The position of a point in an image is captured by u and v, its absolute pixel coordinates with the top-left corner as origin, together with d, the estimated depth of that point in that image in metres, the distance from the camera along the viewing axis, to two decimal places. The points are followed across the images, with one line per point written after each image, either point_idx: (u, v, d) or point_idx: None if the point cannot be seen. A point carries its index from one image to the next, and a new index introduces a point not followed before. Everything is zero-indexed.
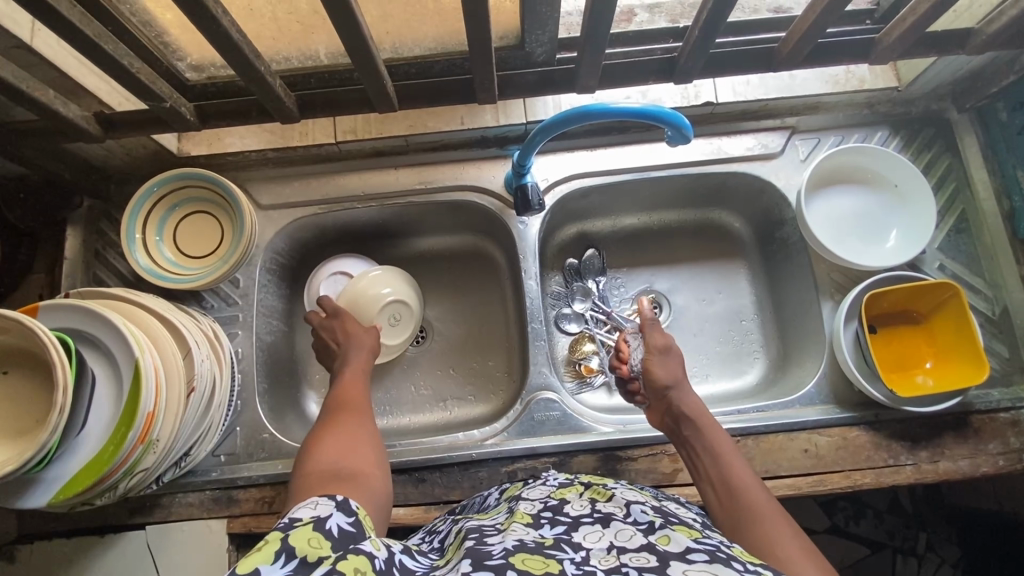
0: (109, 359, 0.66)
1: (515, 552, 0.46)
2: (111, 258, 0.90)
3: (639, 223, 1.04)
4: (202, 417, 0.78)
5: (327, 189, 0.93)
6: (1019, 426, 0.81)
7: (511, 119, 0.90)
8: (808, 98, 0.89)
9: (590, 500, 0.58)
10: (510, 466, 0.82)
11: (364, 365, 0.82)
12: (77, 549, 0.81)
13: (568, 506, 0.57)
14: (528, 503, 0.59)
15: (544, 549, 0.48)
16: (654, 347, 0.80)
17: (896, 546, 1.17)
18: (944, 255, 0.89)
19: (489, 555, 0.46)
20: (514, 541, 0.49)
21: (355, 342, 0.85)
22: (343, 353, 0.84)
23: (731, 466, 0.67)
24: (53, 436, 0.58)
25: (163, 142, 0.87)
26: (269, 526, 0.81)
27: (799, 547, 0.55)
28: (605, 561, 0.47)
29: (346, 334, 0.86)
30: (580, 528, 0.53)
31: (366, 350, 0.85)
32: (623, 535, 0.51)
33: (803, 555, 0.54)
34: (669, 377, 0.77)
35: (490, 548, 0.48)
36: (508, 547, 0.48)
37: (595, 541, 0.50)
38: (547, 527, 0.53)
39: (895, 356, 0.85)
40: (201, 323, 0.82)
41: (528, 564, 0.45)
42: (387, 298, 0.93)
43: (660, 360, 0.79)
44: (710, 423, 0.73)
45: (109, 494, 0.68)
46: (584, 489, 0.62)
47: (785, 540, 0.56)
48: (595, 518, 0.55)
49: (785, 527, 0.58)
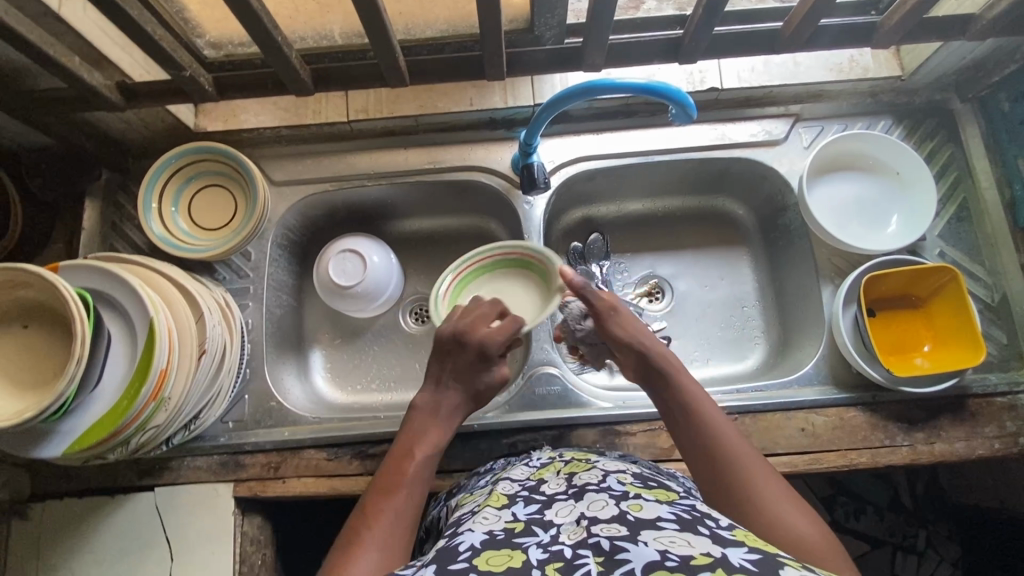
0: (125, 318, 0.69)
1: (481, 552, 0.47)
2: (128, 230, 0.92)
3: (643, 209, 1.06)
4: (211, 384, 0.79)
5: (339, 167, 0.95)
6: (1014, 411, 0.82)
7: (520, 100, 0.92)
8: (811, 85, 0.91)
9: (568, 476, 0.60)
10: (510, 439, 0.84)
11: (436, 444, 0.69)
12: (88, 508, 0.83)
13: (545, 485, 0.60)
14: (507, 483, 0.62)
15: (513, 539, 0.49)
16: (603, 308, 0.76)
17: (896, 542, 1.18)
18: (944, 243, 0.90)
19: (456, 554, 0.48)
20: (482, 534, 0.51)
21: (464, 380, 0.73)
22: (435, 401, 0.72)
23: (707, 418, 0.64)
24: (70, 385, 0.60)
25: (180, 116, 0.90)
26: (274, 490, 0.83)
27: (792, 508, 0.55)
28: (574, 534, 0.49)
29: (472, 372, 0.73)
30: (553, 505, 0.55)
31: (442, 424, 0.71)
32: (596, 505, 0.52)
33: (797, 519, 0.54)
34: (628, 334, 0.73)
35: (458, 546, 0.49)
36: (475, 545, 0.49)
37: (566, 515, 0.52)
38: (521, 505, 0.56)
39: (894, 339, 0.87)
40: (213, 293, 0.84)
41: (492, 563, 0.46)
42: (471, 248, 0.85)
43: (613, 321, 0.75)
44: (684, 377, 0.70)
45: (121, 449, 0.71)
46: (562, 467, 0.64)
47: (783, 514, 0.55)
48: (569, 493, 0.56)
49: (765, 484, 0.58)
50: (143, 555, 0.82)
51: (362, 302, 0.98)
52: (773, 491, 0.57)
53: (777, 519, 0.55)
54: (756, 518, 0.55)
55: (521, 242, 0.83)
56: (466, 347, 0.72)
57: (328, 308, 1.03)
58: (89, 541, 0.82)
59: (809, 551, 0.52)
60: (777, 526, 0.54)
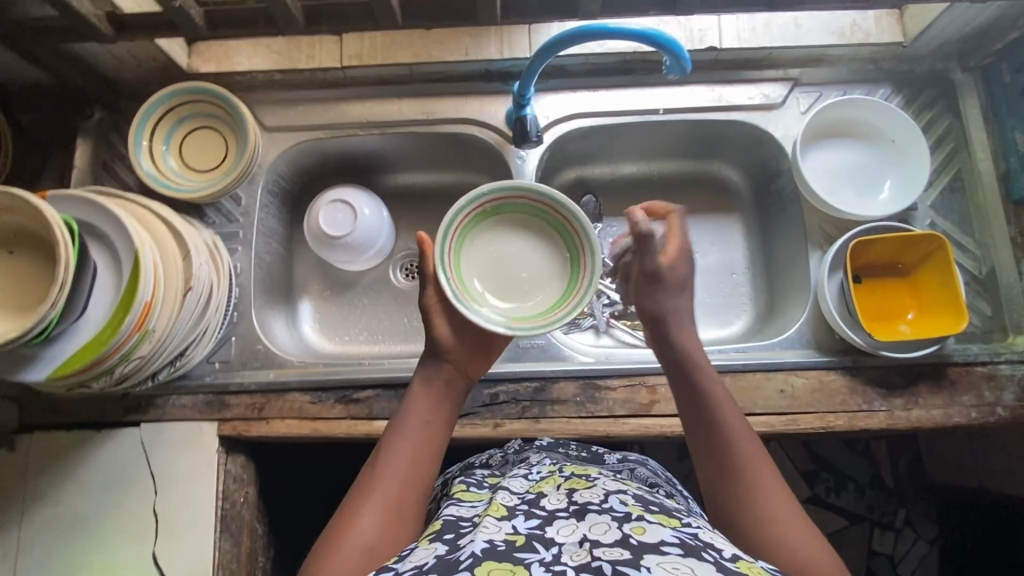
0: (112, 250, 0.69)
1: (482, 561, 0.48)
2: (119, 171, 0.92)
3: (638, 171, 1.05)
4: (197, 322, 0.80)
5: (332, 115, 0.95)
6: (994, 380, 0.83)
7: (516, 52, 0.91)
8: (812, 48, 0.90)
9: (568, 492, 0.61)
10: (492, 389, 0.84)
11: (427, 414, 0.68)
12: (74, 440, 0.85)
13: (544, 499, 0.60)
14: (505, 495, 0.62)
15: (514, 552, 0.50)
16: (651, 275, 0.70)
17: (875, 519, 1.19)
18: (935, 214, 0.90)
19: (457, 563, 0.49)
20: (484, 542, 0.51)
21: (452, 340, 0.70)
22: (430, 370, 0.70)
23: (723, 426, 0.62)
24: (54, 310, 0.61)
25: (173, 55, 0.88)
26: (258, 430, 0.84)
27: (803, 535, 0.56)
28: (576, 557, 0.49)
29: (446, 349, 0.70)
30: (554, 522, 0.55)
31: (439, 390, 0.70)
32: (598, 528, 0.53)
33: (808, 547, 0.55)
34: (671, 312, 0.70)
35: (459, 555, 0.50)
36: (477, 552, 0.50)
37: (568, 535, 0.53)
38: (521, 519, 0.56)
39: (878, 306, 0.87)
40: (201, 234, 0.85)
41: (494, 573, 0.47)
42: (453, 214, 0.66)
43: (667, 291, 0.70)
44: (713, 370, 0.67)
45: (105, 378, 0.72)
46: (561, 481, 0.64)
47: (793, 541, 0.55)
48: (570, 511, 0.57)
49: (779, 502, 0.58)
50: (128, 487, 0.83)
51: (352, 253, 0.98)
52: (782, 509, 0.57)
53: (786, 543, 0.55)
54: (771, 539, 0.56)
55: (514, 187, 0.68)
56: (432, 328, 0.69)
57: (318, 258, 1.03)
58: (75, 473, 0.84)
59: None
60: (790, 549, 0.55)
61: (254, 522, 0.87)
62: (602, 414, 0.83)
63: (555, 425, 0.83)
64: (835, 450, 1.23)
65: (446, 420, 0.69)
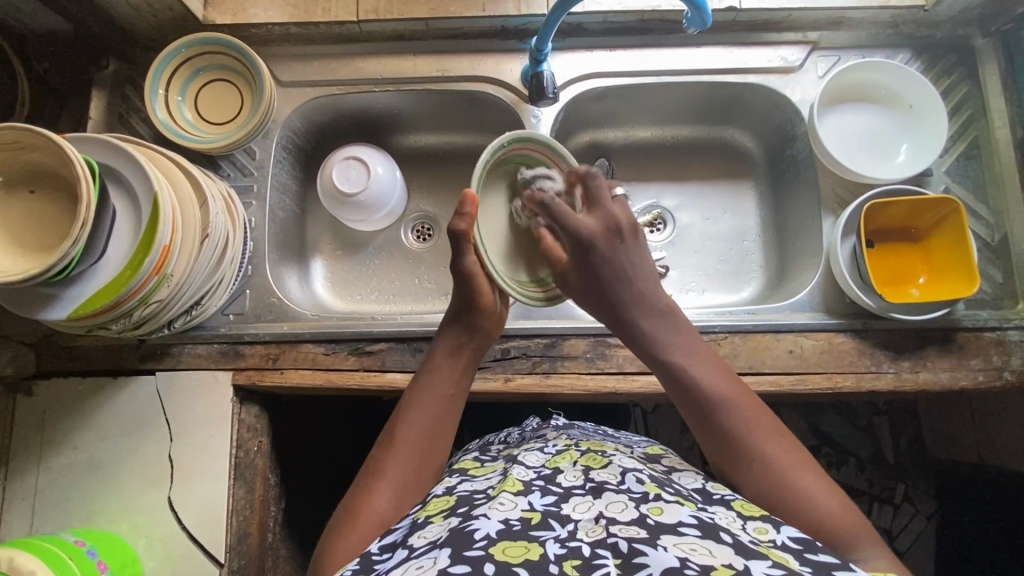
0: (129, 192, 0.69)
1: (497, 541, 0.49)
2: (134, 122, 0.92)
3: (651, 136, 1.05)
4: (214, 269, 0.81)
5: (347, 71, 0.94)
6: (1002, 346, 0.83)
7: (534, 9, 0.90)
8: (832, 10, 0.89)
9: (585, 470, 0.61)
10: (503, 344, 0.85)
11: (449, 386, 0.70)
12: (91, 388, 0.86)
13: (560, 475, 0.61)
14: (521, 468, 0.62)
15: (530, 530, 0.51)
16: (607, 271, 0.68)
17: (874, 493, 1.21)
18: (950, 180, 0.89)
19: (472, 542, 0.49)
20: (498, 521, 0.52)
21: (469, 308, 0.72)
22: (454, 347, 0.72)
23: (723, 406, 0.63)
24: (75, 249, 0.61)
25: (190, 5, 0.88)
26: (272, 380, 0.85)
27: (827, 494, 0.58)
28: (592, 533, 0.51)
29: (481, 318, 0.73)
30: (569, 499, 0.56)
31: (454, 362, 0.71)
32: (615, 506, 0.54)
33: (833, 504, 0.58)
34: (642, 296, 0.69)
35: (473, 532, 0.50)
36: (491, 534, 0.50)
37: (584, 512, 0.54)
38: (537, 495, 0.56)
39: (890, 269, 0.88)
40: (217, 184, 0.84)
41: (509, 553, 0.48)
42: (485, 154, 0.71)
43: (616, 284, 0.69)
44: (692, 354, 0.67)
45: (125, 320, 0.72)
46: (577, 457, 0.65)
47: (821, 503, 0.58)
48: (586, 488, 0.57)
49: (798, 467, 0.60)
50: (143, 435, 0.85)
51: (366, 211, 0.98)
52: (802, 472, 0.59)
53: (816, 507, 0.57)
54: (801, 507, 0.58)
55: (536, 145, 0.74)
56: (473, 297, 0.72)
57: (331, 216, 1.04)
58: (93, 419, 0.85)
59: (849, 527, 0.56)
60: (820, 511, 0.57)
61: (266, 471, 0.89)
62: (611, 371, 0.84)
63: (564, 380, 0.84)
64: (838, 424, 1.23)
65: (462, 393, 0.71)
